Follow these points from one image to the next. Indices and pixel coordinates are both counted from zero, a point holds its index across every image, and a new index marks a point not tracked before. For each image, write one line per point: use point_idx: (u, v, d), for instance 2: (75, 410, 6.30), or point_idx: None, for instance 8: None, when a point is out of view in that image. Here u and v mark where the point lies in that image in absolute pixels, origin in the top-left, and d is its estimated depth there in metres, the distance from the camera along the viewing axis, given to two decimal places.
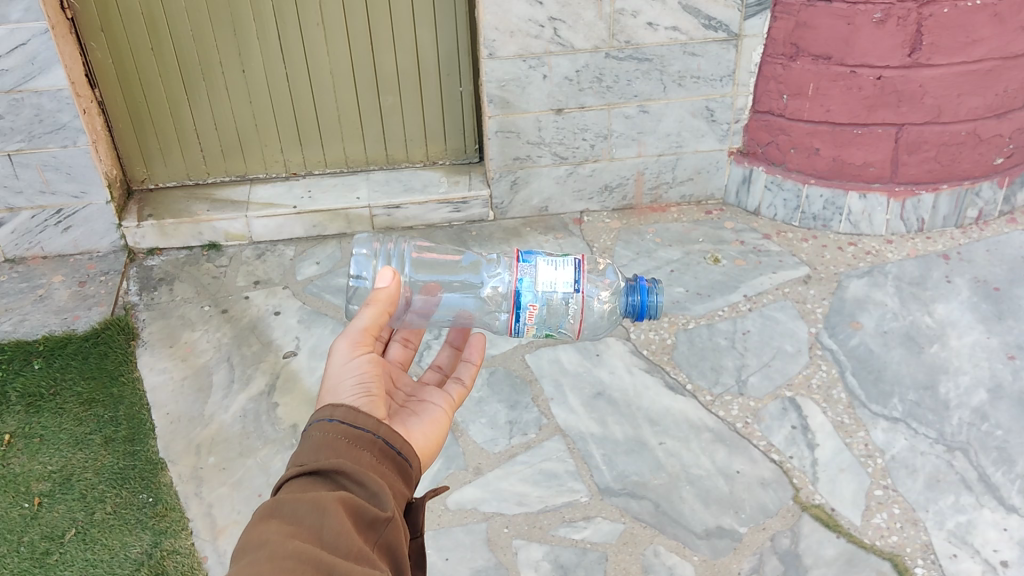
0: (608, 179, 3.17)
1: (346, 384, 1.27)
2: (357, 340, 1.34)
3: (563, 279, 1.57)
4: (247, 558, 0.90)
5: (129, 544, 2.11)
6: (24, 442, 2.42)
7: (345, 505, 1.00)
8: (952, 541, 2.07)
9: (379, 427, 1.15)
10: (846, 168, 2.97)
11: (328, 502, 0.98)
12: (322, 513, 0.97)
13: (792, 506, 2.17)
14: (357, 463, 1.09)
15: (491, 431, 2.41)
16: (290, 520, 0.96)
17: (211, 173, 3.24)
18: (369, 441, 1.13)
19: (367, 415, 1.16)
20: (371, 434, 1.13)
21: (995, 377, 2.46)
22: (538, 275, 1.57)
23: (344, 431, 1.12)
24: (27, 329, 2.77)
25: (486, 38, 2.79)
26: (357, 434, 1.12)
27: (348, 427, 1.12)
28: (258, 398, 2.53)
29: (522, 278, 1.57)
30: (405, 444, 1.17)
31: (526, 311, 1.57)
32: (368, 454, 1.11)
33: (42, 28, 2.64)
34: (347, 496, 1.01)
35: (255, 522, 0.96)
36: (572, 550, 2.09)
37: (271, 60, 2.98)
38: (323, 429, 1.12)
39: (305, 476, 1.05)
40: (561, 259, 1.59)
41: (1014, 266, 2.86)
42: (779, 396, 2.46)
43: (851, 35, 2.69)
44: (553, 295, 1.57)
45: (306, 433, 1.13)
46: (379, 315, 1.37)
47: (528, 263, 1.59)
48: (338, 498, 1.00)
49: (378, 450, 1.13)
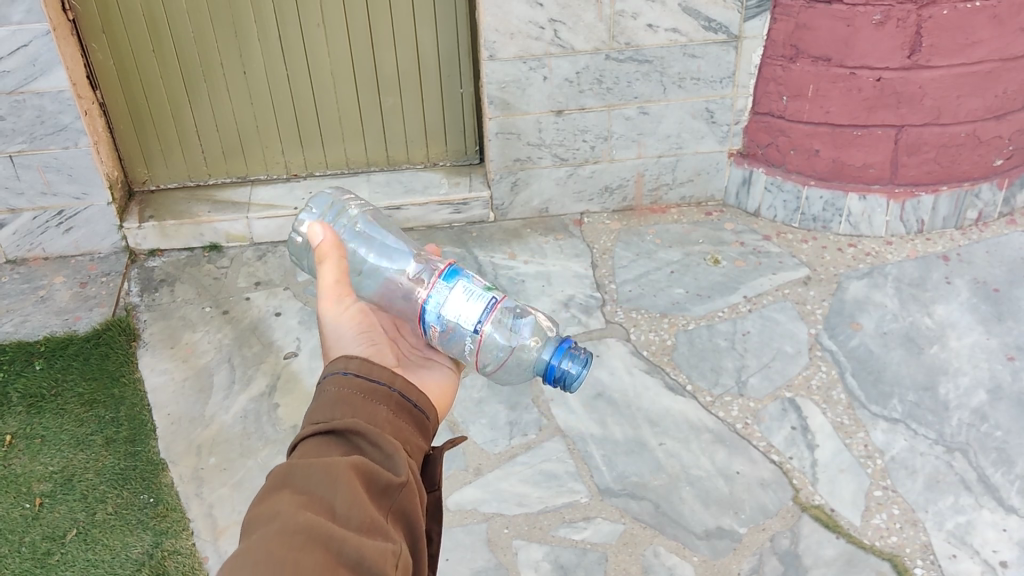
0: (608, 180, 3.17)
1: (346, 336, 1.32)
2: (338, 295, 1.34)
3: (467, 317, 1.40)
4: (258, 532, 0.90)
5: (130, 545, 2.12)
6: (24, 443, 2.42)
7: (358, 472, 0.99)
8: (951, 541, 2.07)
9: (395, 380, 1.16)
10: (845, 169, 2.98)
11: (340, 469, 0.98)
12: (335, 482, 0.97)
13: (792, 506, 2.17)
14: (372, 420, 1.09)
15: (491, 431, 2.41)
16: (303, 489, 0.97)
17: (212, 174, 3.24)
18: (385, 396, 1.13)
19: (382, 368, 1.16)
20: (387, 387, 1.14)
21: (995, 378, 2.47)
22: (447, 300, 1.41)
23: (360, 386, 1.12)
24: (28, 330, 2.78)
25: (486, 39, 2.80)
26: (372, 388, 1.13)
27: (363, 380, 1.12)
28: (258, 399, 2.53)
29: (431, 296, 1.42)
30: (422, 397, 1.18)
31: (428, 329, 1.43)
32: (384, 409, 1.12)
33: (43, 30, 2.65)
34: (360, 462, 1.00)
35: (268, 492, 0.97)
36: (572, 550, 2.09)
37: (272, 61, 2.98)
38: (338, 384, 1.12)
39: (320, 436, 1.06)
40: (479, 293, 1.41)
41: (1014, 267, 2.86)
42: (779, 396, 2.47)
43: (851, 37, 2.70)
44: (454, 327, 1.41)
45: (321, 388, 1.13)
46: (339, 266, 1.33)
47: (447, 283, 1.42)
48: (351, 463, 0.99)
49: (394, 404, 1.13)
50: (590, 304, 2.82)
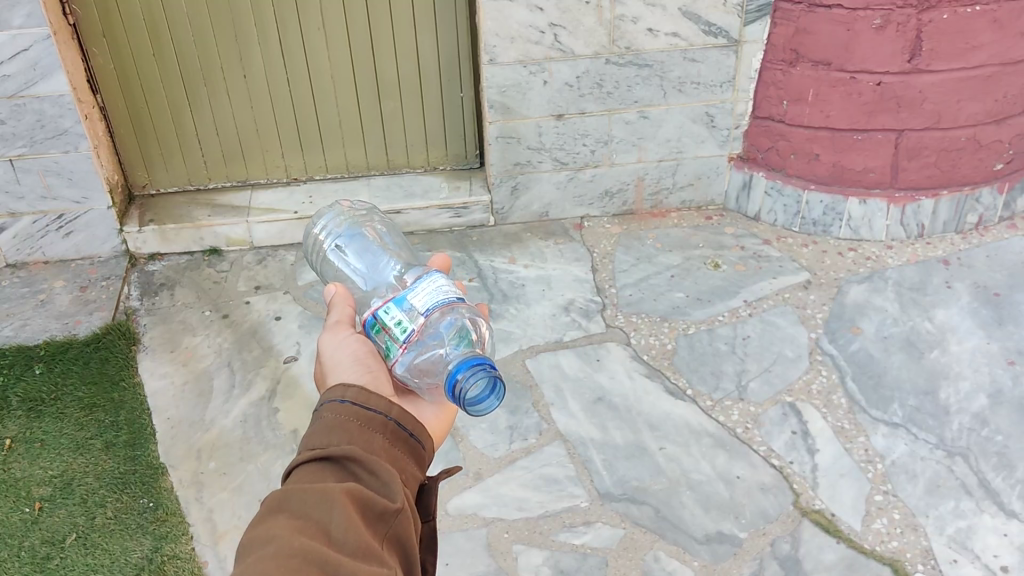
0: (608, 185, 3.17)
1: (345, 363, 1.28)
2: (338, 327, 1.37)
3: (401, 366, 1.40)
4: (253, 556, 0.91)
5: (130, 549, 2.12)
6: (24, 447, 2.42)
7: (353, 497, 0.99)
8: (952, 546, 2.07)
9: (392, 408, 1.13)
10: (846, 174, 2.98)
11: (334, 494, 0.98)
12: (330, 507, 0.96)
13: (792, 511, 2.16)
14: (368, 448, 1.07)
15: (492, 436, 2.41)
16: (298, 513, 0.96)
17: (212, 178, 3.25)
18: (381, 424, 1.10)
19: (379, 397, 1.13)
20: (384, 415, 1.11)
21: (995, 383, 2.46)
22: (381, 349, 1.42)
23: (357, 414, 1.09)
24: (28, 334, 2.78)
25: (486, 43, 2.80)
26: (368, 417, 1.10)
27: (359, 409, 1.10)
28: (258, 403, 2.53)
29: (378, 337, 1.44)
30: (419, 426, 1.14)
31: None
32: (380, 438, 1.09)
33: (43, 34, 2.65)
34: (355, 488, 1.00)
35: (263, 515, 0.97)
36: (572, 555, 2.09)
37: (273, 65, 2.99)
38: (335, 411, 1.10)
39: (315, 461, 1.04)
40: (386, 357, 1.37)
41: (1014, 272, 2.86)
42: (780, 401, 2.46)
43: (851, 41, 2.70)
44: None
45: (317, 414, 1.11)
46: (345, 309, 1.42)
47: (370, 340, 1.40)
48: (347, 488, 0.99)
49: (390, 432, 1.10)
50: (591, 309, 2.82)
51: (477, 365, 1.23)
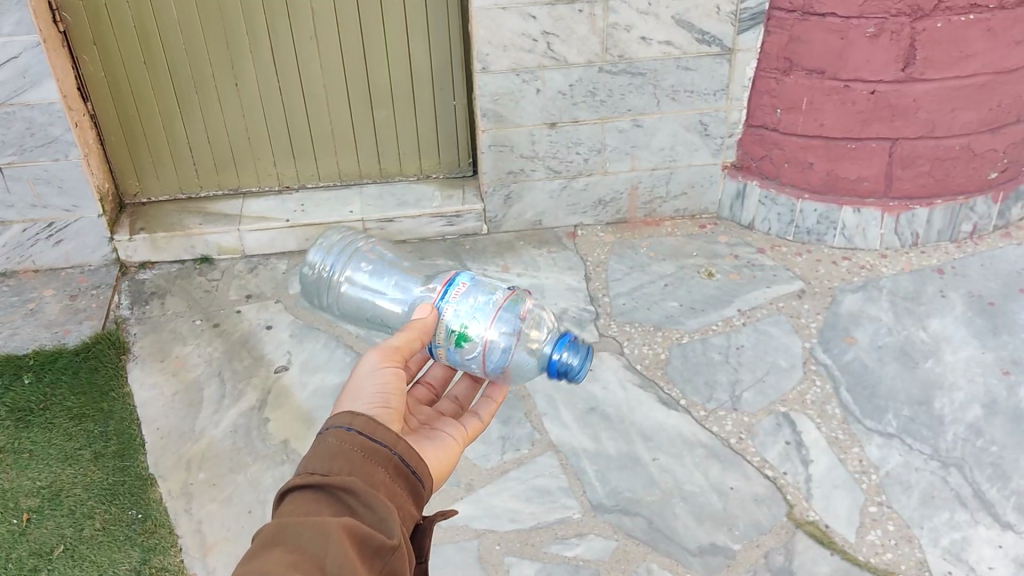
0: (602, 194, 3.17)
1: (366, 392, 1.28)
2: (389, 354, 1.34)
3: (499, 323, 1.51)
4: None
5: (118, 562, 2.08)
6: (13, 457, 2.39)
7: (350, 532, 0.97)
8: (947, 558, 2.05)
9: (398, 443, 1.12)
10: (839, 183, 2.98)
11: (332, 528, 0.96)
12: (327, 541, 0.94)
13: (786, 523, 2.14)
14: (370, 480, 1.05)
15: (484, 446, 2.39)
16: (293, 547, 0.94)
17: (204, 186, 3.23)
18: (386, 457, 1.09)
19: (387, 429, 1.12)
20: (389, 449, 1.10)
21: (990, 393, 2.45)
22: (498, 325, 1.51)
23: (362, 444, 1.08)
24: (16, 344, 2.76)
25: (479, 52, 2.78)
26: (373, 448, 1.09)
27: (366, 440, 1.09)
28: (248, 414, 2.51)
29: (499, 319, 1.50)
30: (422, 462, 1.13)
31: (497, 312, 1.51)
32: (383, 471, 1.08)
33: (33, 41, 2.63)
34: (352, 523, 0.98)
35: (257, 550, 0.94)
36: (564, 567, 2.06)
37: (266, 73, 2.97)
38: (339, 437, 1.08)
39: (312, 490, 1.03)
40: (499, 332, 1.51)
41: (1009, 282, 2.86)
42: (774, 411, 2.45)
43: (844, 50, 2.70)
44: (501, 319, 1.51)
45: (322, 438, 1.09)
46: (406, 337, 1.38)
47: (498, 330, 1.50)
48: (345, 523, 0.97)
49: (393, 467, 1.09)
50: (583, 318, 2.81)
51: (559, 340, 1.48)
